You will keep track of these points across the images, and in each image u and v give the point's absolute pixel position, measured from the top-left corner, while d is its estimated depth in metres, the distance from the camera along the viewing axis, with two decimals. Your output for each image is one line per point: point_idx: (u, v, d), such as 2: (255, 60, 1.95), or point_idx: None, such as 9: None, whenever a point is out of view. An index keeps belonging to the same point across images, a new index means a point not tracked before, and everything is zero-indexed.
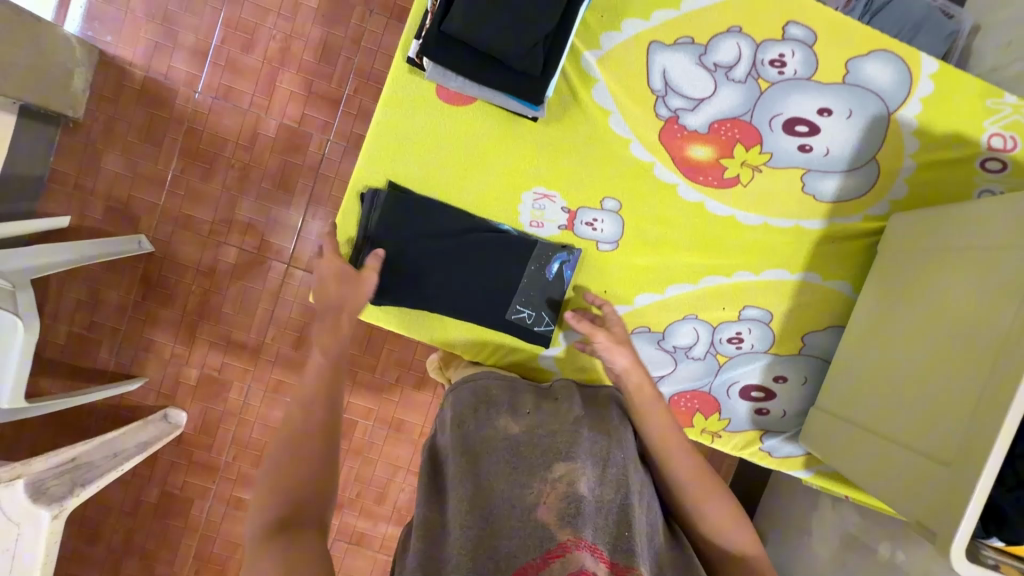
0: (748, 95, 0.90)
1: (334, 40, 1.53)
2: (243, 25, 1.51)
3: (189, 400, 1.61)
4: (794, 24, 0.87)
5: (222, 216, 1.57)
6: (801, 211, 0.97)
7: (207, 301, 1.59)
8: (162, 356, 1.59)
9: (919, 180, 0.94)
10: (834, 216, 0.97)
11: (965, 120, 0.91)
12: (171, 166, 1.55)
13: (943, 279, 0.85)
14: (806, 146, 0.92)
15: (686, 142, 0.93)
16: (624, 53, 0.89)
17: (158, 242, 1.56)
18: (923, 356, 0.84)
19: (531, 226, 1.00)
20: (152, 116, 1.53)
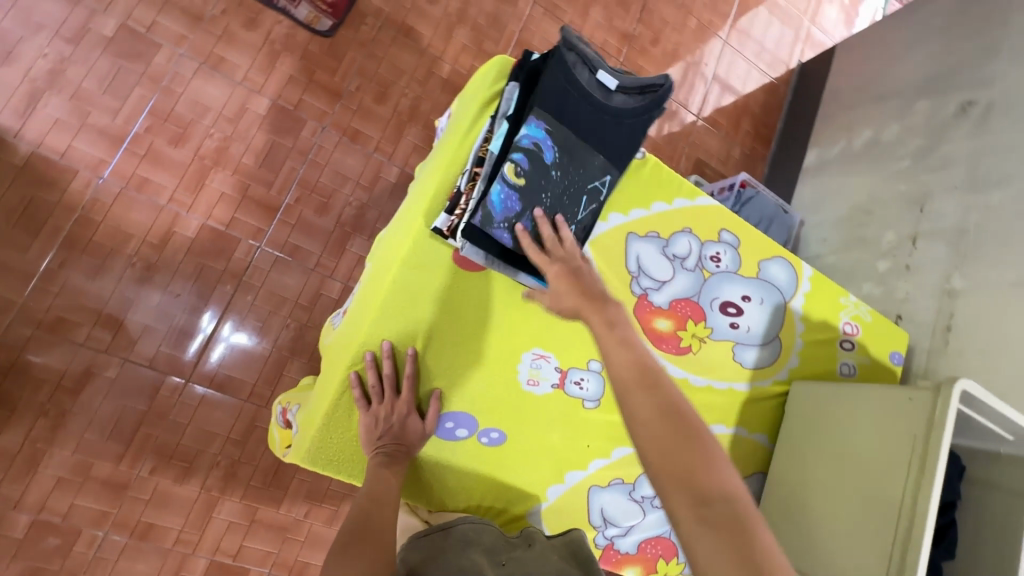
0: (695, 282, 1.08)
1: (280, 148, 1.49)
2: (175, 118, 1.41)
3: (8, 556, 1.23)
4: (725, 231, 1.11)
5: (107, 319, 1.33)
6: (732, 375, 1.13)
7: (62, 425, 1.28)
8: None
9: (807, 356, 1.19)
10: (758, 379, 1.17)
11: (829, 311, 1.22)
12: (45, 257, 1.29)
13: (843, 446, 1.04)
14: (736, 323, 1.12)
15: (653, 315, 1.06)
16: (608, 238, 1.01)
17: (7, 348, 1.25)
18: (836, 515, 1.00)
19: (527, 384, 0.96)
20: (31, 197, 1.29)
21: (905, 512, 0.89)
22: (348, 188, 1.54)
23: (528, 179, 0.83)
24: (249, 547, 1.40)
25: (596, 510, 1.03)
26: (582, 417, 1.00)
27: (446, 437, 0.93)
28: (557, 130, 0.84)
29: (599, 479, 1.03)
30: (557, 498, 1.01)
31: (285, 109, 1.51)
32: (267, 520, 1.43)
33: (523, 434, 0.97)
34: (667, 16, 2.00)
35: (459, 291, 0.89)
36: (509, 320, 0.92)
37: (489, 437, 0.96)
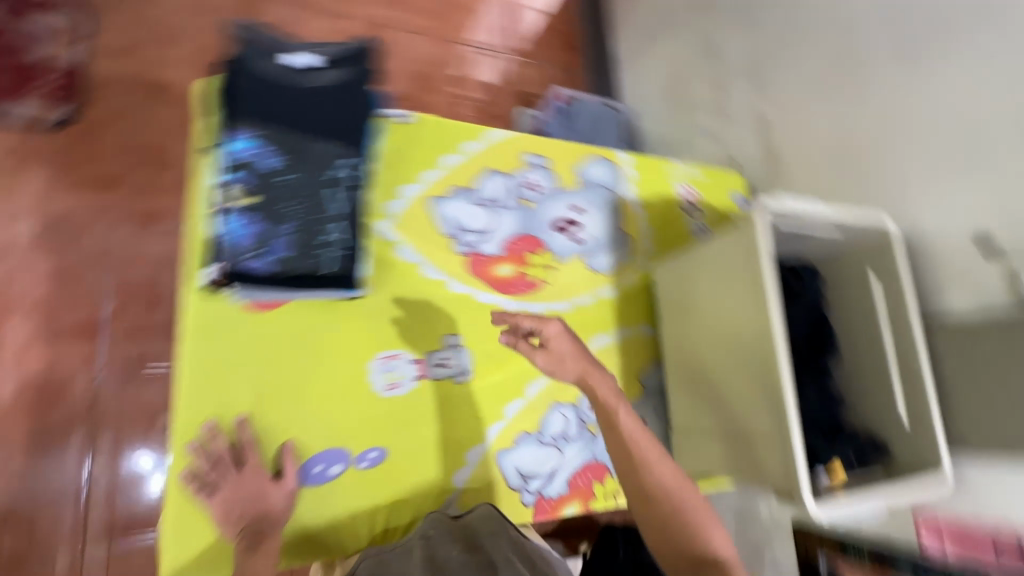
0: (522, 217, 1.04)
1: (79, 158, 1.28)
2: None
3: None
4: (528, 153, 1.07)
5: None
6: (593, 285, 1.09)
7: None
8: None
9: (660, 232, 1.17)
10: (619, 279, 1.12)
11: (665, 185, 1.20)
12: None
13: (698, 285, 0.99)
14: (576, 237, 1.10)
15: (491, 265, 1.00)
16: (411, 213, 0.94)
17: None
18: (714, 352, 0.96)
19: (388, 390, 0.88)
20: None
21: (761, 336, 0.85)
22: (176, 142, 1.33)
23: (258, 199, 0.75)
24: None
25: (512, 473, 0.94)
26: (454, 398, 0.92)
27: (319, 481, 0.81)
28: (273, 131, 0.75)
29: (502, 442, 0.95)
30: (466, 481, 0.91)
31: (61, 103, 1.28)
32: None
33: (400, 437, 0.87)
34: None
35: (265, 335, 0.80)
36: (339, 330, 0.85)
37: (370, 459, 0.85)
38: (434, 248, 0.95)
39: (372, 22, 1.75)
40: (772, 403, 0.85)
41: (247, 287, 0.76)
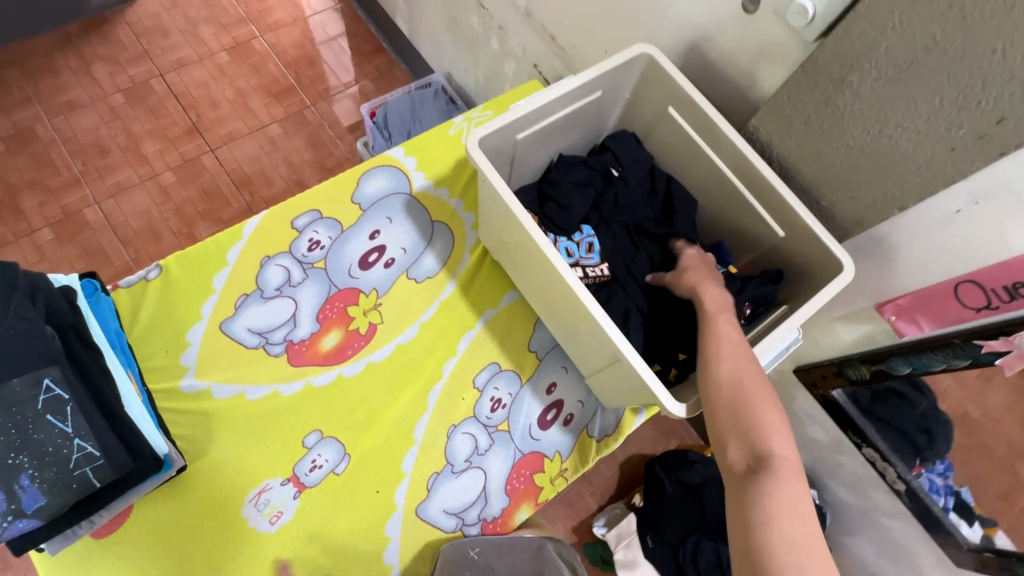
0: (320, 281, 0.99)
1: None
2: None
3: None
4: (296, 218, 1.02)
5: None
6: (432, 293, 1.02)
7: None
8: None
9: (471, 199, 1.10)
10: (454, 270, 1.04)
11: (453, 151, 1.11)
12: None
13: (497, 239, 0.95)
14: (389, 260, 1.03)
15: (314, 344, 0.95)
16: (207, 352, 0.91)
17: None
18: (542, 292, 0.91)
19: (275, 524, 0.85)
20: None
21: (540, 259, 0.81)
22: None
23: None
24: None
25: (440, 517, 0.90)
26: (346, 488, 0.89)
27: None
28: None
29: (417, 496, 0.90)
30: (400, 553, 0.88)
31: None
32: None
33: (313, 557, 0.85)
34: (201, 77, 1.98)
35: (126, 553, 0.79)
36: (195, 502, 0.84)
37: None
38: (250, 368, 0.92)
39: (194, 178, 1.85)
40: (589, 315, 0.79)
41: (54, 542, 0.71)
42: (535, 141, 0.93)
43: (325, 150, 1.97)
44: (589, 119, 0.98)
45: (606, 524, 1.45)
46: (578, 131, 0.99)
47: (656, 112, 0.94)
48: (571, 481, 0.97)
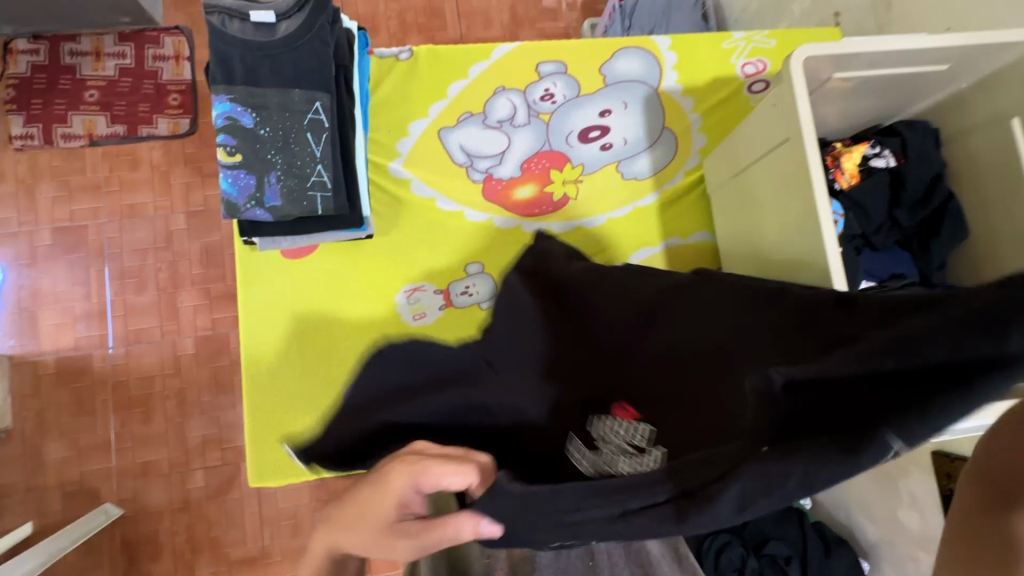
0: (538, 132, 0.98)
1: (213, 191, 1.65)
2: (125, 208, 1.64)
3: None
4: (543, 62, 0.96)
5: (176, 448, 1.58)
6: (630, 195, 1.02)
7: (184, 401, 1.59)
8: (143, 558, 1.53)
9: (709, 125, 1.01)
10: (662, 183, 1.02)
11: (718, 63, 1.00)
12: (110, 424, 1.57)
13: (750, 176, 0.84)
14: (607, 144, 1.00)
15: (510, 188, 1.00)
16: (419, 150, 0.96)
17: (125, 501, 1.54)
18: (764, 249, 0.82)
19: (416, 320, 0.95)
20: (76, 390, 1.57)
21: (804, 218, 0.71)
22: None
23: (242, 152, 0.77)
24: None
25: None
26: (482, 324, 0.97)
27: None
28: (239, 88, 0.76)
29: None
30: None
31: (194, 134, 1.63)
32: None
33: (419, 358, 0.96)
34: None
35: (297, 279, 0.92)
36: (361, 273, 0.94)
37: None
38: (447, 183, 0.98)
39: None
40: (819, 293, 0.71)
41: (264, 237, 0.82)
42: (834, 92, 0.83)
43: (549, 14, 1.88)
44: (897, 93, 0.85)
45: None
46: (879, 101, 0.87)
47: (986, 118, 0.78)
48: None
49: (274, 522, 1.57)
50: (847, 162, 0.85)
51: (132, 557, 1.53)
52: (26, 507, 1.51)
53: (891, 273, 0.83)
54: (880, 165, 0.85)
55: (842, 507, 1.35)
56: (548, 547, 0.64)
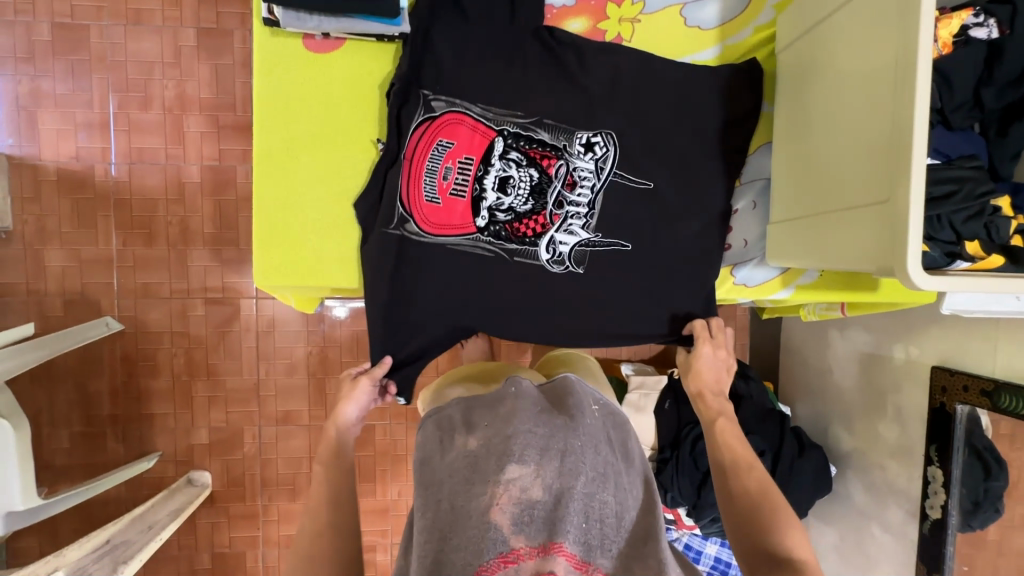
0: None
1: (228, 12, 1.53)
2: (130, 13, 1.51)
3: (178, 402, 1.60)
4: None
5: (176, 275, 1.57)
6: (691, 44, 0.91)
7: (187, 230, 1.57)
8: (142, 374, 1.58)
9: None
10: (726, 36, 0.91)
11: None
12: (112, 242, 1.55)
13: (835, 22, 0.74)
14: None
15: (561, 19, 0.90)
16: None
17: (126, 318, 1.56)
18: (837, 104, 0.74)
19: None
20: (77, 202, 1.53)
21: (896, 55, 0.63)
22: None
23: None
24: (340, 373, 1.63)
25: None
26: None
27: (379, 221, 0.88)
28: None
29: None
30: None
31: None
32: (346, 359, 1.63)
33: None
34: None
35: (318, 77, 0.84)
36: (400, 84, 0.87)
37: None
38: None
39: None
40: (891, 138, 0.63)
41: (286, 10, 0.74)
42: None
43: None
44: None
45: (633, 370, 1.48)
46: None
47: None
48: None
49: (271, 359, 1.62)
50: (944, 29, 0.76)
51: (132, 371, 1.58)
52: (27, 309, 1.53)
53: (962, 154, 0.75)
54: (980, 35, 0.76)
55: (822, 418, 1.39)
56: (546, 503, 0.67)
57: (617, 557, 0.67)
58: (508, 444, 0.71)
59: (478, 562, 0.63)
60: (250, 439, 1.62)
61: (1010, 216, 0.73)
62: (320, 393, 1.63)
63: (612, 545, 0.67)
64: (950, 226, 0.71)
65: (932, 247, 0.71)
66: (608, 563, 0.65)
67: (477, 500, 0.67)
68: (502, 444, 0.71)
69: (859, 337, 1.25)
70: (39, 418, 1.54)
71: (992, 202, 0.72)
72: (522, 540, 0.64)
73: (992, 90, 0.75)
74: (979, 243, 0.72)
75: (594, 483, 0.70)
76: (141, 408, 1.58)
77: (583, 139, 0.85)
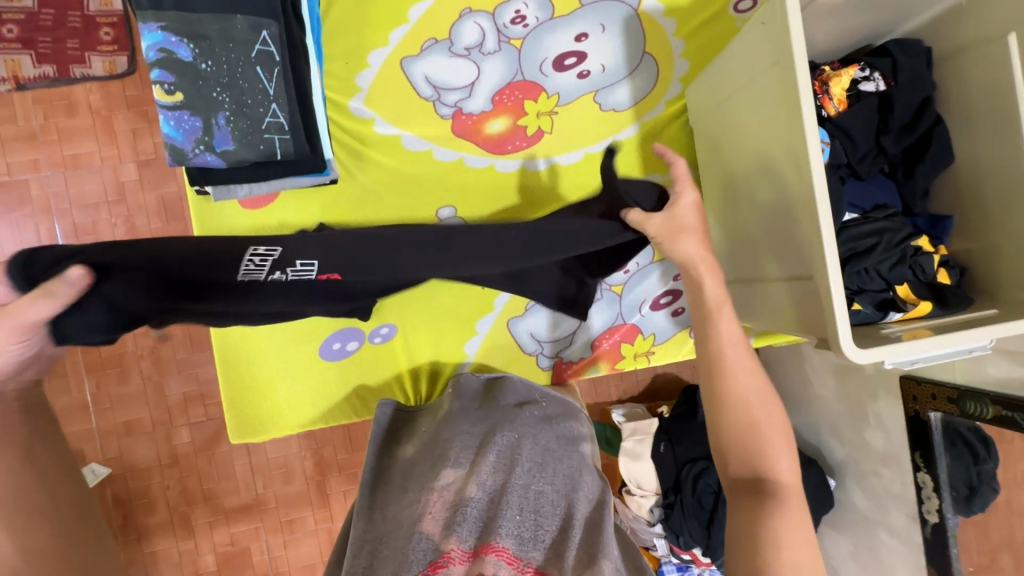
0: (509, 60, 0.96)
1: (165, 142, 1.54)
2: (68, 159, 1.52)
3: (179, 534, 1.57)
4: None
5: (156, 406, 1.56)
6: (608, 127, 1.03)
7: (159, 359, 1.55)
8: (138, 512, 1.56)
9: (693, 51, 0.98)
10: (641, 114, 1.02)
11: None
12: (85, 387, 1.53)
13: (736, 109, 0.81)
14: (583, 73, 0.98)
15: (482, 122, 1.01)
16: (381, 82, 0.96)
17: (112, 460, 1.54)
18: (754, 183, 0.80)
19: None
20: None
21: (791, 151, 0.69)
22: None
23: (183, 90, 0.83)
24: (336, 472, 1.62)
25: (525, 336, 1.02)
26: None
27: (340, 356, 0.97)
28: (171, 19, 0.80)
29: (514, 311, 1.00)
30: (479, 349, 1.02)
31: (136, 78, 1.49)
32: (341, 457, 1.62)
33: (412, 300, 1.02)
34: None
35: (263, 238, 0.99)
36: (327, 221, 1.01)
37: (382, 334, 0.97)
38: None
39: None
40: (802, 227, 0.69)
41: (217, 186, 0.90)
42: (823, 10, 0.78)
43: None
44: (897, 6, 0.80)
45: (624, 416, 1.50)
46: (877, 16, 0.81)
47: (979, 35, 0.74)
48: (651, 363, 1.05)
49: (265, 472, 1.59)
50: (835, 87, 0.81)
51: (126, 512, 1.55)
52: None
53: (875, 204, 0.81)
54: (869, 89, 0.82)
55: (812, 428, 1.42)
56: (480, 502, 0.67)
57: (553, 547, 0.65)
58: (443, 450, 0.75)
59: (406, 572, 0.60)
60: (258, 555, 1.60)
61: (931, 251, 0.78)
62: (321, 495, 1.61)
63: (548, 537, 0.65)
64: (878, 275, 0.76)
65: (865, 298, 0.76)
66: (546, 553, 0.63)
67: (416, 506, 0.68)
68: (439, 458, 0.74)
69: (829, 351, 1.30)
70: None
71: (912, 243, 0.77)
72: (454, 538, 0.62)
73: (891, 139, 0.81)
74: (908, 286, 0.76)
75: (528, 478, 0.71)
76: (142, 547, 1.56)
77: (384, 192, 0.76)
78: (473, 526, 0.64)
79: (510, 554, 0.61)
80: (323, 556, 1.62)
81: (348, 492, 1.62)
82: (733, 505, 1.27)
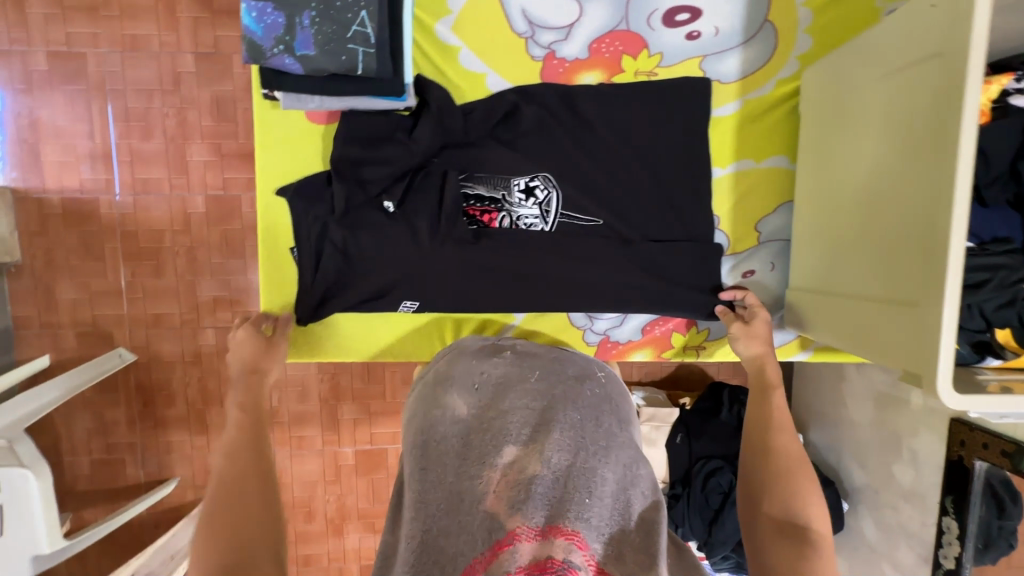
0: (618, 6, 0.94)
1: (226, 39, 1.48)
2: (127, 41, 1.47)
3: (193, 428, 1.62)
4: None
5: (186, 304, 1.57)
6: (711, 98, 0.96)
7: (194, 259, 1.56)
8: (157, 402, 1.60)
9: (820, 28, 0.94)
10: (746, 91, 0.96)
11: None
12: (120, 274, 1.55)
13: (869, 99, 0.80)
14: (693, 32, 0.95)
15: (574, 72, 0.97)
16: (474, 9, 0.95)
17: (138, 348, 1.58)
18: (871, 185, 0.79)
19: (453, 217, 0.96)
20: (83, 233, 1.52)
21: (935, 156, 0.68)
22: None
23: None
24: (349, 399, 1.64)
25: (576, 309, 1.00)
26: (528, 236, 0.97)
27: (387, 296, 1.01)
28: None
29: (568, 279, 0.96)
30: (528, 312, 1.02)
31: None
32: (355, 387, 1.64)
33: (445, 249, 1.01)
34: None
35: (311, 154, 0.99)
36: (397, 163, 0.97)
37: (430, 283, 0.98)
38: None
39: None
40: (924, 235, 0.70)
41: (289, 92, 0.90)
42: None
43: None
44: None
45: (644, 400, 1.47)
46: None
47: None
48: (699, 357, 1.05)
49: (282, 388, 1.62)
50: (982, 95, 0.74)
51: (146, 399, 1.60)
52: (42, 341, 1.54)
53: (994, 236, 0.76)
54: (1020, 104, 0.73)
55: (832, 448, 1.38)
56: (544, 482, 0.64)
57: (614, 541, 0.63)
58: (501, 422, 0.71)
59: (474, 552, 0.58)
60: None
61: None
62: (332, 418, 1.64)
63: (609, 529, 0.63)
64: (979, 314, 0.75)
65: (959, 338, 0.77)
66: (608, 547, 0.61)
67: (478, 480, 0.65)
68: (496, 429, 0.71)
69: (874, 377, 1.23)
70: (59, 446, 1.58)
71: None
72: (521, 517, 0.60)
73: None
74: (1010, 332, 0.75)
75: (590, 463, 0.68)
76: (158, 434, 1.61)
77: (521, 187, 0.97)
78: (538, 505, 0.62)
79: (579, 540, 0.59)
80: (325, 476, 1.66)
81: (358, 421, 1.65)
82: (740, 508, 1.25)
